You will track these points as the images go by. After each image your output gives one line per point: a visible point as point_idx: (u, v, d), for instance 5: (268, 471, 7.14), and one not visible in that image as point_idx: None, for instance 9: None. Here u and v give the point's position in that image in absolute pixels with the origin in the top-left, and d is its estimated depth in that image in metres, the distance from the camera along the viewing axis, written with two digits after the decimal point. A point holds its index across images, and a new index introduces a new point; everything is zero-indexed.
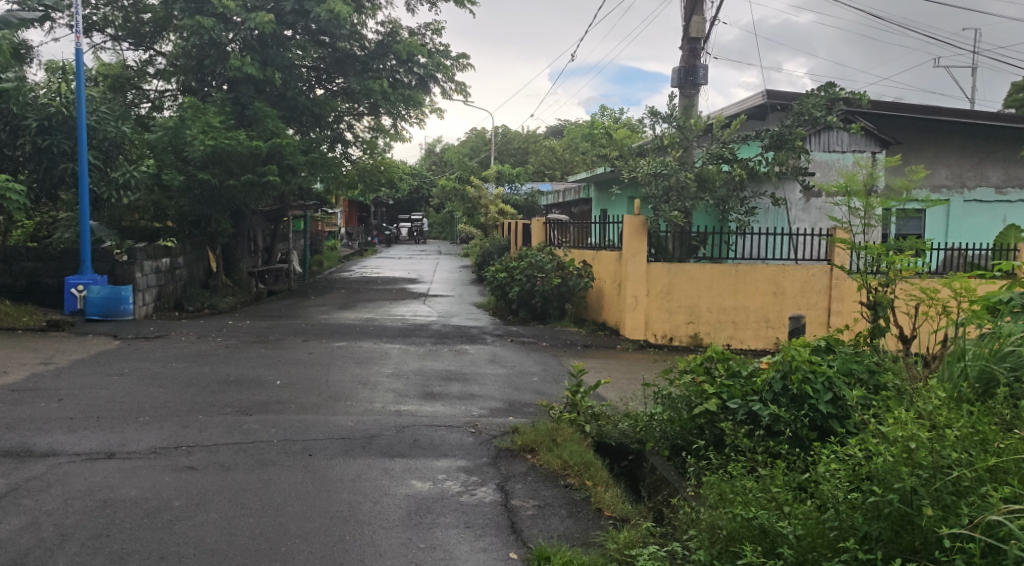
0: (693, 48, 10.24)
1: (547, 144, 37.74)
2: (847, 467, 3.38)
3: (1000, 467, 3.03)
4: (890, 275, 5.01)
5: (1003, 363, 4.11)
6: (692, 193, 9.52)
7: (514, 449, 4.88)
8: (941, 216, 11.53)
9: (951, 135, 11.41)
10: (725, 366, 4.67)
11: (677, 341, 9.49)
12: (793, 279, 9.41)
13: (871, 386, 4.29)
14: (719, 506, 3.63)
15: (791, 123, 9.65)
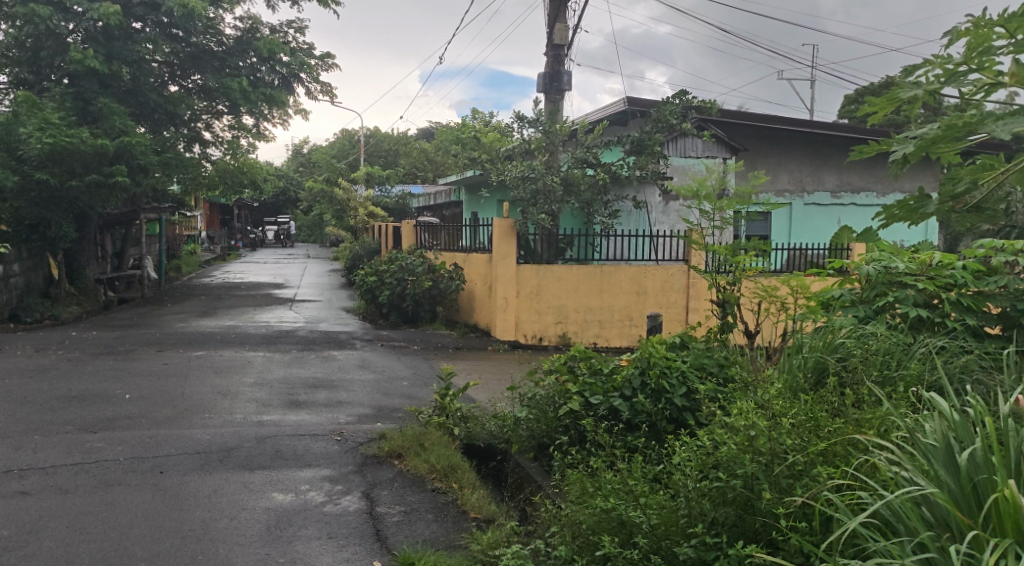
0: (556, 54, 10.50)
1: (418, 147, 37.58)
2: (697, 457, 3.56)
3: (830, 450, 3.28)
4: (736, 274, 5.35)
5: (835, 355, 4.48)
6: (558, 196, 9.78)
7: (380, 455, 4.83)
8: (784, 218, 12.42)
9: (792, 143, 12.28)
10: (587, 364, 4.81)
11: (546, 341, 9.72)
12: (654, 279, 9.82)
13: (721, 379, 4.54)
14: (581, 501, 3.72)
15: (650, 129, 10.11)
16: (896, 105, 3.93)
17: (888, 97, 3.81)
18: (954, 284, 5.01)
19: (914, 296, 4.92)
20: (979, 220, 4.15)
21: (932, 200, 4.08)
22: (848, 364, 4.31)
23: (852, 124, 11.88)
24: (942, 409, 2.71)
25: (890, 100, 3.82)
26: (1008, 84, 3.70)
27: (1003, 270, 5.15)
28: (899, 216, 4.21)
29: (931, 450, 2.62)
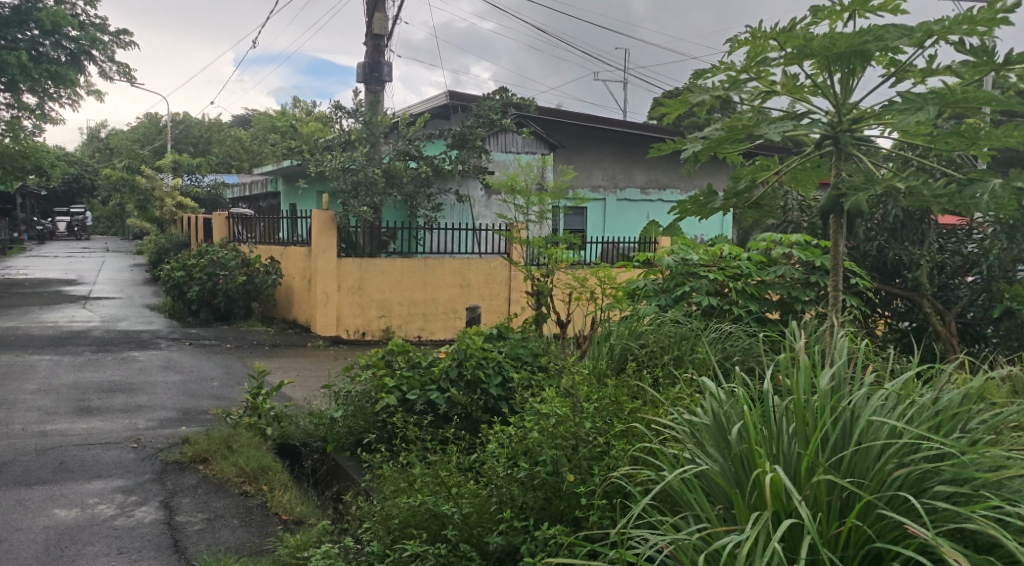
0: (376, 45, 10.40)
1: (233, 134, 35.65)
2: (507, 445, 3.65)
3: (627, 432, 3.49)
4: (550, 267, 5.54)
5: (639, 341, 4.76)
6: (380, 188, 9.68)
7: (183, 461, 4.54)
8: (598, 213, 13.06)
9: (605, 141, 12.92)
10: (405, 358, 4.78)
11: (368, 336, 9.59)
12: (476, 272, 9.96)
13: (534, 367, 4.68)
14: (394, 496, 3.69)
15: (472, 124, 10.28)
16: (687, 107, 4.22)
17: (680, 98, 4.06)
18: (740, 274, 5.53)
19: (707, 285, 5.38)
20: (758, 217, 4.57)
21: (718, 196, 4.40)
22: (651, 351, 4.60)
23: (659, 126, 12.70)
24: (715, 389, 2.95)
25: (682, 101, 4.09)
26: (781, 93, 4.09)
27: (781, 261, 5.75)
28: (691, 211, 4.50)
29: (704, 428, 2.86)
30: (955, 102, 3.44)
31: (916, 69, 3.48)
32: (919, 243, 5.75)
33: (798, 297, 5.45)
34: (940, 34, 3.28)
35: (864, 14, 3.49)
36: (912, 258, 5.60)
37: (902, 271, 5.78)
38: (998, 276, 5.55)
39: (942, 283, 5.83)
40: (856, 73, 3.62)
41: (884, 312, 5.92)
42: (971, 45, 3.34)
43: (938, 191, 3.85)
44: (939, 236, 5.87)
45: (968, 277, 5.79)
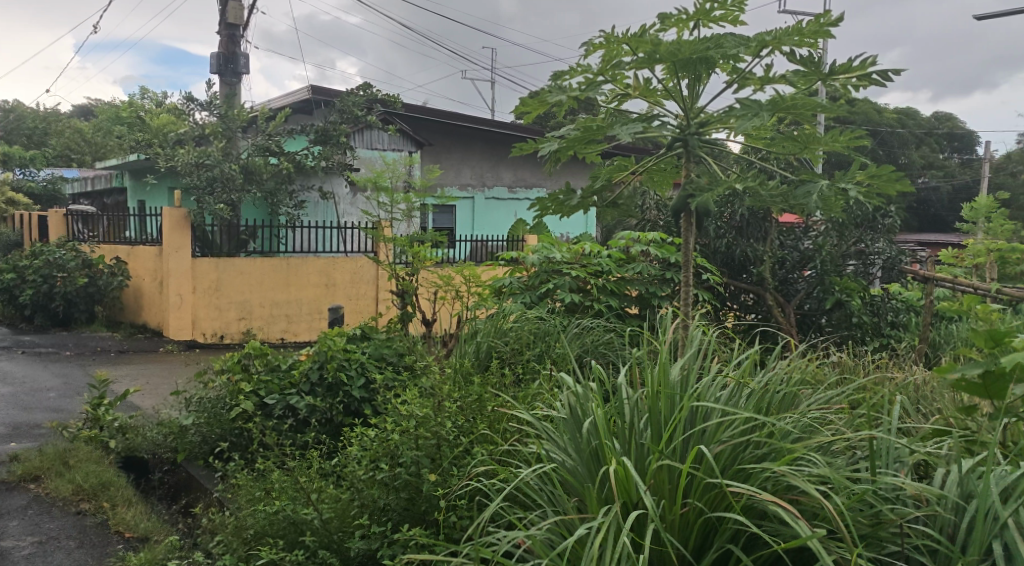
0: (231, 34, 9.98)
1: (76, 125, 33.10)
2: (367, 448, 3.55)
3: (488, 431, 3.48)
4: (414, 265, 5.48)
5: (505, 338, 4.79)
6: (238, 184, 9.33)
7: (11, 481, 4.15)
8: (467, 211, 13.11)
9: (472, 140, 12.99)
10: (263, 361, 4.60)
11: (227, 339, 9.14)
12: (342, 271, 9.73)
13: (398, 367, 4.60)
14: (250, 505, 3.53)
15: (335, 119, 10.08)
16: (546, 107, 4.29)
17: (538, 97, 4.13)
18: (601, 271, 5.70)
19: (570, 282, 5.51)
20: (614, 215, 4.73)
21: (576, 194, 4.53)
22: (516, 348, 4.65)
23: (525, 125, 12.91)
24: (572, 384, 3.01)
25: (541, 101, 4.16)
26: (634, 95, 4.26)
27: (639, 258, 5.98)
28: (551, 209, 4.59)
29: (562, 424, 2.91)
30: (788, 108, 3.70)
31: (756, 77, 3.71)
32: (762, 239, 6.15)
33: (654, 292, 5.70)
34: (773, 44, 3.52)
35: (708, 23, 3.69)
36: (757, 254, 5.99)
37: (749, 266, 6.16)
38: (830, 270, 6.03)
39: (783, 277, 6.26)
40: (702, 78, 3.82)
41: (733, 305, 6.30)
42: (801, 56, 3.60)
43: (774, 192, 4.13)
44: (779, 234, 6.30)
45: (805, 272, 6.26)
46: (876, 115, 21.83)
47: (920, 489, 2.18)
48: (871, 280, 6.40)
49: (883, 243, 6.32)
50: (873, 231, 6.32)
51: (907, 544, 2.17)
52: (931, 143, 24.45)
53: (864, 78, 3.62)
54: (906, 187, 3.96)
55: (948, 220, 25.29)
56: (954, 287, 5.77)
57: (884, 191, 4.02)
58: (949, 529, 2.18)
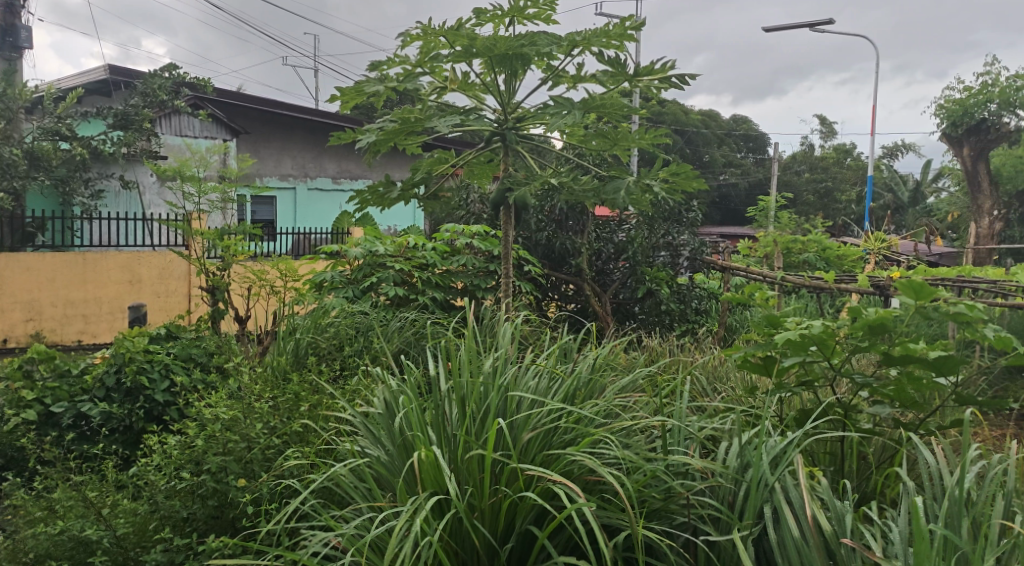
0: (8, 5, 8.82)
1: None
2: (167, 455, 3.29)
3: (302, 431, 3.37)
4: (225, 259, 5.16)
5: (325, 333, 4.66)
6: (22, 171, 8.55)
7: None
8: (288, 203, 12.66)
9: (293, 129, 12.51)
10: (50, 367, 4.16)
11: (11, 343, 8.23)
12: (149, 266, 9.03)
13: (207, 367, 4.34)
14: (29, 526, 3.16)
15: (137, 103, 9.57)
16: (363, 97, 4.16)
17: (353, 86, 4.01)
18: (425, 264, 5.72)
19: (394, 275, 5.46)
20: (436, 208, 4.70)
21: (396, 186, 4.46)
22: (335, 344, 4.54)
23: (349, 115, 12.61)
24: (386, 378, 2.97)
25: (357, 91, 4.05)
26: (452, 89, 4.27)
27: (463, 251, 6.03)
28: (370, 201, 4.49)
29: (377, 420, 2.87)
30: (597, 107, 3.87)
31: (569, 75, 3.85)
32: (580, 233, 6.43)
33: (478, 284, 5.77)
34: (583, 45, 3.67)
35: (523, 20, 3.77)
36: (575, 246, 6.24)
37: (567, 258, 6.39)
38: (641, 261, 6.41)
39: (600, 268, 6.56)
40: (518, 74, 3.91)
41: (554, 296, 6.52)
42: (609, 57, 3.78)
43: (585, 187, 4.33)
44: (596, 227, 6.60)
45: (619, 263, 6.60)
46: (683, 116, 23.42)
47: (704, 464, 2.37)
48: (678, 270, 6.86)
49: (688, 235, 6.80)
50: (678, 224, 6.80)
51: (693, 514, 2.38)
52: (730, 143, 26.60)
53: (666, 80, 3.85)
54: (702, 185, 4.29)
55: (741, 212, 27.36)
56: (747, 276, 6.34)
57: (684, 187, 4.32)
58: (729, 498, 2.41)
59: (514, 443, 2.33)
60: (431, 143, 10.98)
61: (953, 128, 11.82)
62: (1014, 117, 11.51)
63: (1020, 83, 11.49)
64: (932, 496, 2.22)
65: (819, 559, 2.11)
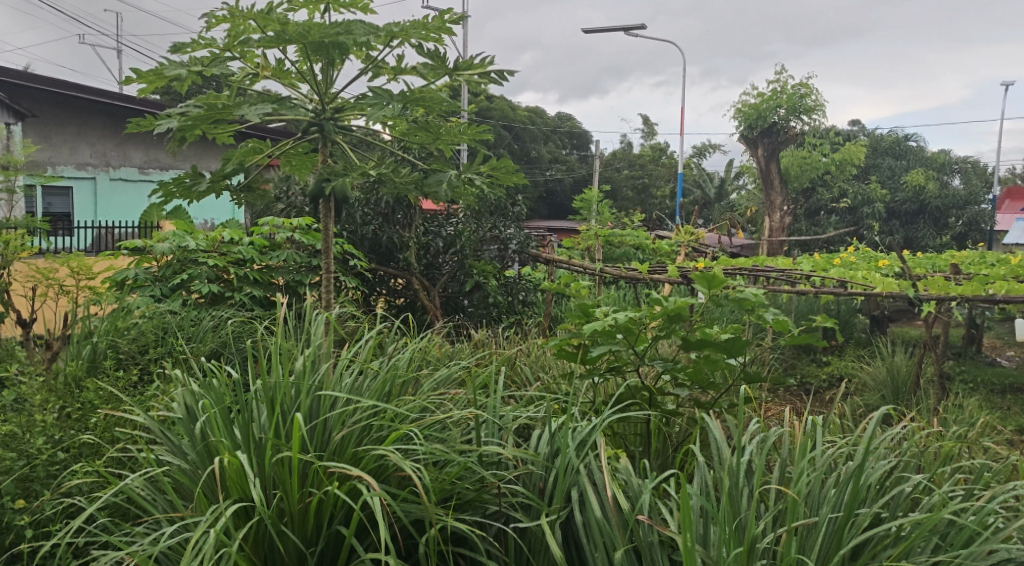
0: None
1: None
2: None
3: (92, 443, 3.07)
4: (4, 256, 4.59)
5: (126, 335, 4.29)
6: None
7: None
8: (87, 194, 11.60)
9: (90, 113, 11.43)
10: None
11: None
12: None
13: None
14: None
15: None
16: (165, 81, 3.82)
17: (152, 68, 3.66)
18: (242, 260, 5.41)
19: (207, 272, 5.13)
20: (251, 200, 4.45)
21: (205, 178, 4.15)
22: (138, 348, 4.18)
23: (157, 101, 11.71)
24: (186, 381, 2.78)
25: (157, 73, 3.71)
26: (266, 75, 4.04)
27: (283, 246, 5.77)
28: (176, 194, 4.15)
29: (176, 425, 2.68)
30: (416, 101, 3.86)
31: (389, 67, 3.77)
32: (407, 226, 6.35)
33: (300, 280, 5.56)
34: (402, 36, 3.60)
35: (339, 7, 3.64)
36: (402, 241, 6.17)
37: (394, 252, 6.30)
38: (469, 255, 6.47)
39: (429, 262, 6.54)
40: (336, 63, 3.78)
41: (381, 290, 6.41)
42: (428, 49, 3.74)
43: (407, 179, 4.29)
44: (424, 220, 6.55)
45: (448, 256, 6.60)
46: (510, 112, 23.90)
47: (516, 453, 2.43)
48: (505, 263, 6.98)
49: (514, 229, 6.94)
50: (504, 218, 6.91)
51: (505, 503, 2.44)
52: (556, 140, 27.52)
53: (484, 75, 3.88)
54: (522, 179, 4.37)
55: (566, 207, 28.32)
56: (570, 268, 6.57)
57: (505, 181, 4.39)
58: (540, 484, 2.50)
59: (323, 441, 2.26)
60: (243, 130, 10.37)
61: (750, 130, 12.96)
62: (799, 122, 12.80)
63: (805, 90, 12.78)
64: (718, 468, 2.42)
65: (619, 537, 2.25)
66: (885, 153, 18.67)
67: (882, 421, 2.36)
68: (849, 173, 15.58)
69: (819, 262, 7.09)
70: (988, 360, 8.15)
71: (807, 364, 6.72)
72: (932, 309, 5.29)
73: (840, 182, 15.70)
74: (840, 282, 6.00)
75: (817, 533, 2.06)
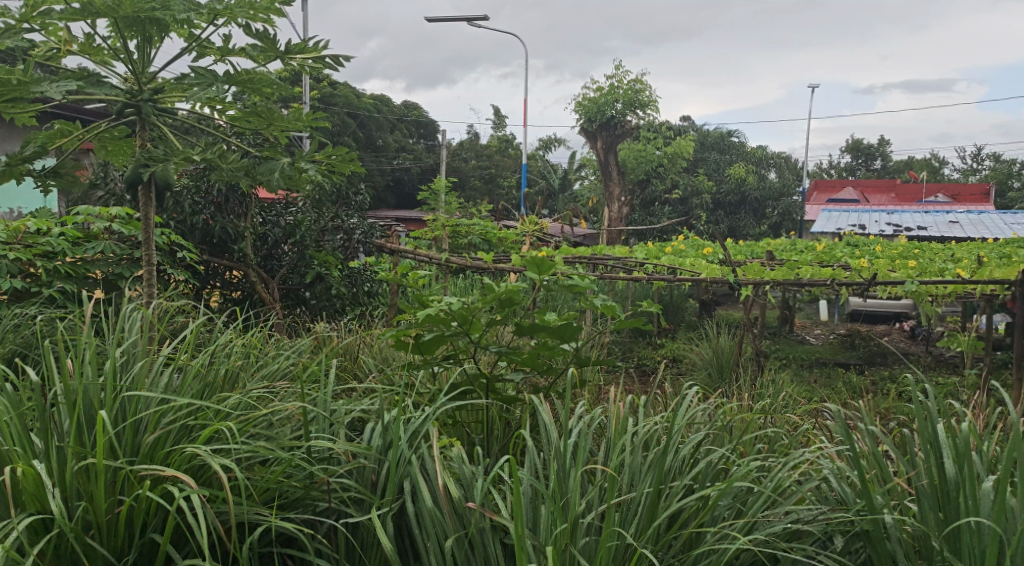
0: None
1: None
2: None
3: None
4: None
5: None
6: None
7: None
8: None
9: None
10: None
11: None
12: None
13: None
14: None
15: None
16: None
17: None
18: (51, 252, 4.93)
19: (8, 265, 4.61)
20: (59, 187, 3.98)
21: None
22: None
23: None
24: None
25: None
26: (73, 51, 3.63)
27: (101, 236, 5.31)
28: None
29: None
30: (245, 84, 3.62)
31: (214, 48, 3.51)
32: (242, 215, 6.03)
33: (121, 274, 5.14)
34: (227, 15, 3.37)
35: None
36: (237, 231, 5.85)
37: (228, 243, 5.98)
38: (309, 245, 6.26)
39: (266, 253, 6.26)
40: (154, 41, 3.49)
41: (214, 283, 6.06)
42: (256, 30, 3.53)
43: (235, 166, 4.03)
44: (260, 209, 6.26)
45: (288, 247, 6.35)
46: (355, 99, 23.34)
47: (346, 448, 2.38)
48: (350, 253, 6.82)
49: (357, 219, 6.79)
50: (347, 208, 6.76)
51: (334, 498, 2.38)
52: (403, 128, 27.22)
53: (318, 59, 3.69)
54: (359, 167, 4.27)
55: (414, 196, 28.10)
56: (416, 258, 6.51)
57: (341, 169, 4.27)
58: (371, 477, 2.46)
59: (130, 442, 2.10)
60: (52, 110, 9.47)
61: (589, 123, 13.45)
62: (635, 116, 13.44)
63: (640, 86, 13.45)
64: (546, 451, 2.48)
65: (450, 525, 2.26)
66: (711, 147, 20.01)
67: (693, 398, 2.52)
68: (680, 165, 16.57)
69: (652, 251, 7.49)
70: (798, 338, 8.94)
71: (642, 347, 7.08)
72: (750, 293, 5.70)
73: (672, 173, 16.67)
74: (670, 269, 6.36)
75: (634, 507, 2.17)
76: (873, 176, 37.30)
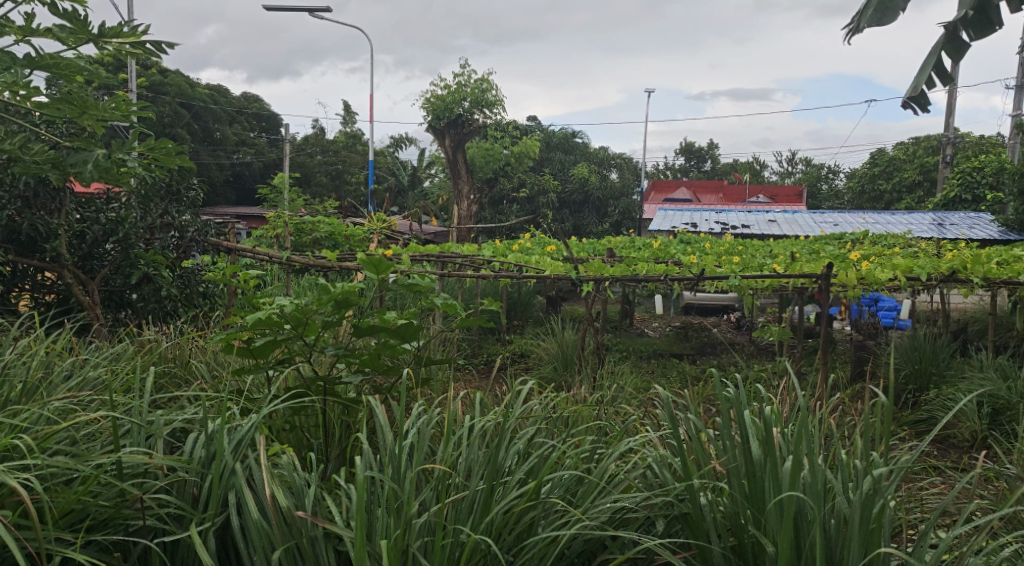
0: None
1: None
2: None
3: None
4: None
5: None
6: None
7: None
8: None
9: None
10: None
11: None
12: None
13: None
14: None
15: None
16: None
17: None
18: None
19: None
20: None
21: None
22: None
23: None
24: None
25: None
26: None
27: None
28: None
29: None
30: (50, 69, 3.29)
31: (14, 26, 3.17)
32: (55, 211, 5.50)
33: None
34: None
35: None
36: (49, 227, 5.29)
37: (39, 242, 5.42)
38: (134, 244, 5.78)
39: (85, 252, 5.74)
40: None
41: (23, 285, 5.48)
42: (64, 10, 3.22)
43: (40, 157, 3.64)
44: (77, 205, 5.73)
45: (110, 245, 5.85)
46: (188, 88, 21.92)
47: (162, 461, 2.21)
48: (182, 252, 6.40)
49: (189, 216, 6.40)
50: (178, 204, 6.35)
51: (149, 516, 2.21)
52: (242, 121, 25.93)
53: (138, 46, 3.44)
54: (186, 161, 3.96)
55: (254, 192, 26.84)
56: (255, 256, 6.20)
57: (165, 164, 3.96)
58: (193, 491, 2.31)
59: None
60: None
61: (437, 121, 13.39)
62: (481, 115, 13.55)
63: (485, 85, 13.58)
64: (380, 452, 2.43)
65: (277, 535, 2.16)
66: (557, 147, 20.30)
67: (527, 393, 2.55)
68: (525, 165, 16.90)
69: (499, 248, 7.59)
70: (636, 331, 9.37)
71: (489, 343, 7.15)
72: (591, 288, 5.85)
73: (518, 172, 16.96)
74: (515, 266, 6.46)
75: (468, 504, 2.16)
76: (703, 177, 39.89)
